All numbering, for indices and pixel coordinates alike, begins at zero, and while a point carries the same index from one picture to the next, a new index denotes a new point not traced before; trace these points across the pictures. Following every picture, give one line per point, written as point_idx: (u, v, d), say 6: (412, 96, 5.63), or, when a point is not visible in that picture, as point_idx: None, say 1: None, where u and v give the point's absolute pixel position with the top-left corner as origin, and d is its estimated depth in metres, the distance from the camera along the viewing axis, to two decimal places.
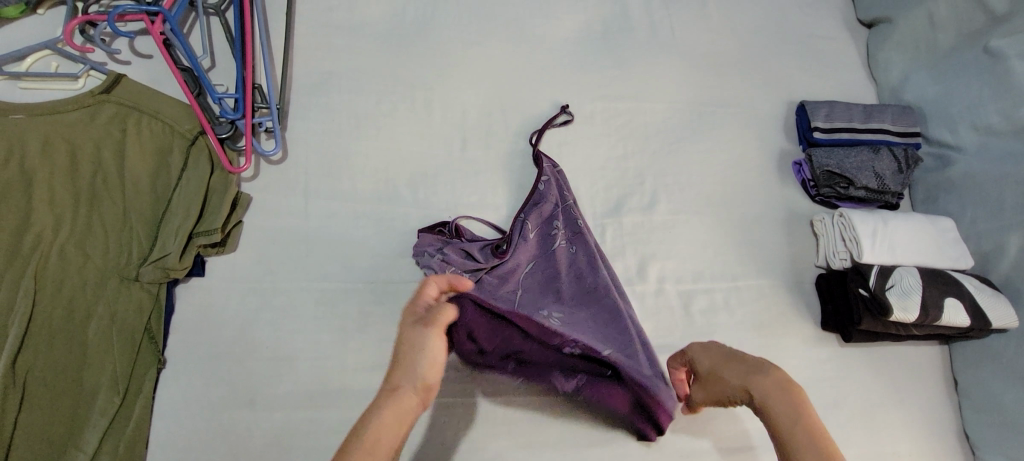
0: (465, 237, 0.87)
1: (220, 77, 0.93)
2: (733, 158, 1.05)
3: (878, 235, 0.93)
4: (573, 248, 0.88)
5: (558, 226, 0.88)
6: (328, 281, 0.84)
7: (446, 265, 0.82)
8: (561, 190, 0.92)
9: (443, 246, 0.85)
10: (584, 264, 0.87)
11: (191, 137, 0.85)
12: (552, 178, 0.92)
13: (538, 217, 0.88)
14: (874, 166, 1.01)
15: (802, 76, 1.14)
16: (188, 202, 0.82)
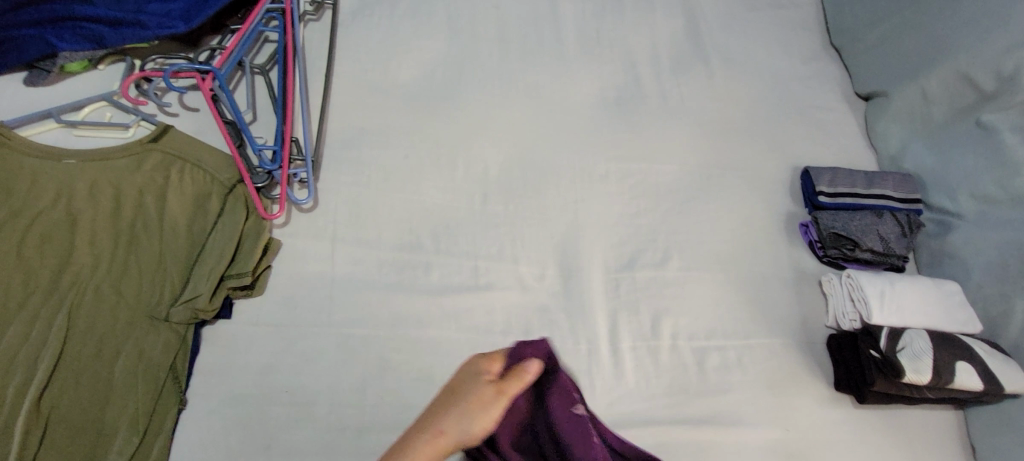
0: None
1: (261, 129, 1.00)
2: (741, 219, 1.09)
3: (886, 297, 0.95)
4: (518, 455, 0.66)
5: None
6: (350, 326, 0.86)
7: None
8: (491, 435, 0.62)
9: None
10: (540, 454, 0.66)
11: (230, 184, 0.90)
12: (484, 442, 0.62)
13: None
14: (878, 230, 1.05)
15: (805, 143, 1.21)
16: (221, 246, 0.85)
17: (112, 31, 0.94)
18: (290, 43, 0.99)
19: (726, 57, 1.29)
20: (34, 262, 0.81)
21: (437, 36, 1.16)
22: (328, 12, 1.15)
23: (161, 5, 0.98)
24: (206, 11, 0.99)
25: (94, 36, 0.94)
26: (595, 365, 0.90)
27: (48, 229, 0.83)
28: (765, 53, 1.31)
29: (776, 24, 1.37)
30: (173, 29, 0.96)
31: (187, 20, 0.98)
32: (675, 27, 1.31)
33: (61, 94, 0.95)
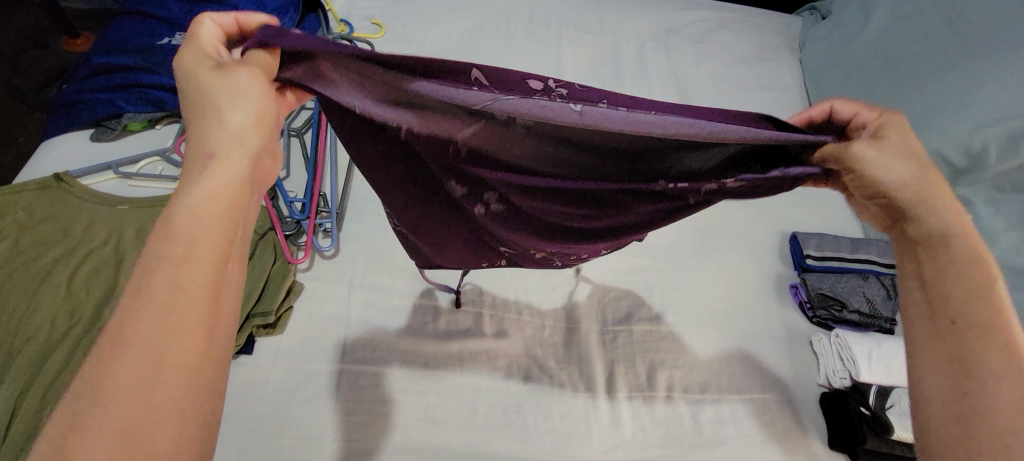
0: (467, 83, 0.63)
1: (293, 184, 1.10)
2: (734, 277, 1.16)
3: (873, 356, 1.00)
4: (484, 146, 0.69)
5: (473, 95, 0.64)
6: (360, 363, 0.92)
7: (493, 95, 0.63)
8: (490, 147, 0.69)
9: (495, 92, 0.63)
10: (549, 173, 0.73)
11: (261, 232, 0.98)
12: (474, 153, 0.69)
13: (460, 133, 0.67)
14: (864, 292, 1.11)
15: (793, 211, 1.29)
16: (249, 287, 0.93)
17: (172, 96, 1.09)
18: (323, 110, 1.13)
19: None
20: (80, 295, 0.89)
21: None
22: None
23: None
24: None
25: (156, 100, 1.08)
26: (593, 412, 0.94)
27: (97, 266, 0.91)
28: None
29: (765, 103, 1.50)
30: None
31: None
32: (670, 103, 1.44)
33: (120, 149, 1.07)
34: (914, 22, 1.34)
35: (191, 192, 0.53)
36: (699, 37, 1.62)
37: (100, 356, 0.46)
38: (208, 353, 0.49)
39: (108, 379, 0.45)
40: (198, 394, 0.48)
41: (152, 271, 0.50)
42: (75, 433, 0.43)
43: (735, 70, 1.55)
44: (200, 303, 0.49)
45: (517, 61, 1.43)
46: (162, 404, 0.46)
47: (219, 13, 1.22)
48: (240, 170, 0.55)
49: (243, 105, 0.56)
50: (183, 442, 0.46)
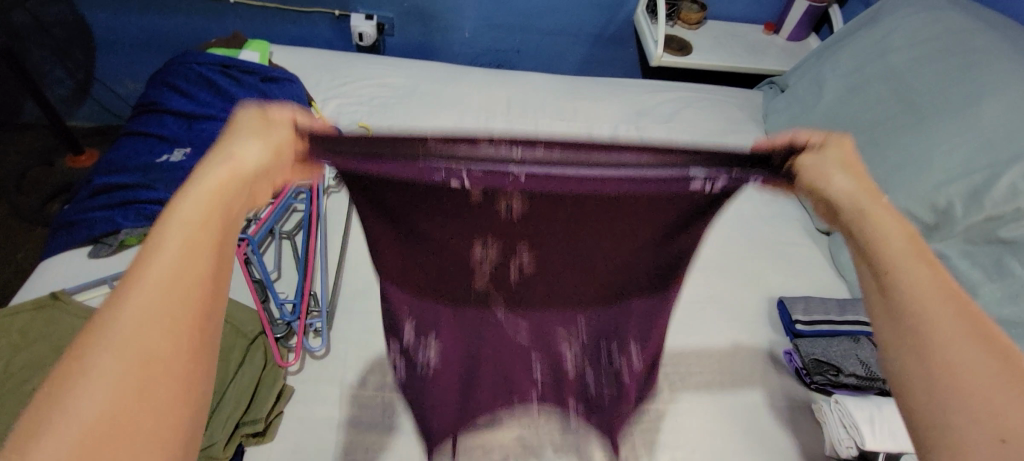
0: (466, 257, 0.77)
1: (284, 285, 1.12)
2: (725, 348, 1.16)
3: (876, 420, 0.98)
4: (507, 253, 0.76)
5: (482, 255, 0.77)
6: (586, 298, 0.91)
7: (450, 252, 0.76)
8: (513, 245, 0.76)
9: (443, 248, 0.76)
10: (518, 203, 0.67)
11: (252, 336, 0.99)
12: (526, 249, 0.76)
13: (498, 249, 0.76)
14: (858, 354, 1.10)
15: (777, 276, 1.31)
16: (238, 396, 0.92)
17: None
18: (314, 212, 1.19)
19: None
20: None
21: None
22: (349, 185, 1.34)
23: None
24: None
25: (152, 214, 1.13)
26: None
27: None
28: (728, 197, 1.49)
29: None
30: None
31: None
32: None
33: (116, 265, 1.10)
34: (865, 92, 1.44)
35: (226, 192, 0.47)
36: (668, 116, 1.72)
37: (82, 340, 0.39)
38: (197, 364, 0.41)
39: (91, 346, 0.38)
40: (187, 398, 0.40)
41: (179, 259, 0.43)
42: (32, 434, 0.35)
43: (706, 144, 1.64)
44: (194, 286, 0.43)
45: None
46: (155, 373, 0.39)
47: (216, 128, 1.31)
48: (241, 178, 0.49)
49: (260, 139, 0.51)
50: (184, 428, 0.40)
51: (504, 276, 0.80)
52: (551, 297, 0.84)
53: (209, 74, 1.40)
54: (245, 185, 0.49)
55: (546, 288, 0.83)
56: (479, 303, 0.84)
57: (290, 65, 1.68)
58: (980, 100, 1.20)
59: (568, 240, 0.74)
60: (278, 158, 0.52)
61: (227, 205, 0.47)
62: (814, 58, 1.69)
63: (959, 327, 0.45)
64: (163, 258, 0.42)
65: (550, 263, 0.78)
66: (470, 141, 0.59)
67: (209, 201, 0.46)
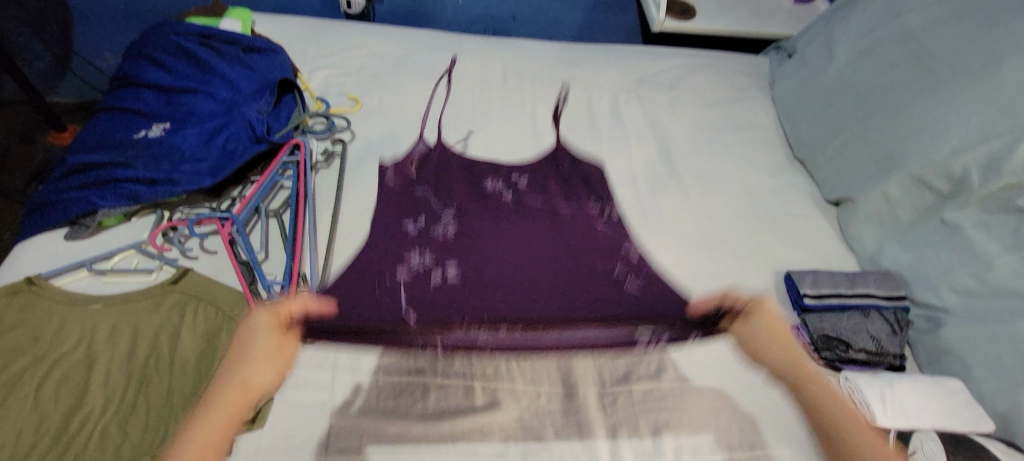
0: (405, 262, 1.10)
1: (271, 266, 1.07)
2: (732, 324, 1.12)
3: (887, 398, 0.95)
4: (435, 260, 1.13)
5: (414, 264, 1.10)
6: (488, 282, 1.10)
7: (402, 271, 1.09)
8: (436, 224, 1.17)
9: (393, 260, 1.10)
10: (446, 290, 1.08)
11: (240, 320, 0.96)
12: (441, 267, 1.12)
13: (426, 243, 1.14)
14: (868, 329, 1.07)
15: (784, 249, 1.26)
16: (226, 381, 0.88)
17: (147, 188, 1.07)
18: (301, 189, 1.14)
19: (698, 173, 1.40)
20: (48, 406, 0.85)
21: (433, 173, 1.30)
22: (338, 160, 1.28)
23: (192, 164, 1.12)
24: (229, 167, 1.14)
25: (130, 194, 1.06)
26: None
27: (66, 373, 0.88)
28: (733, 167, 1.43)
29: (743, 143, 1.51)
30: (199, 183, 1.10)
31: (214, 175, 1.12)
32: (648, 151, 1.44)
33: (94, 246, 1.05)
34: (878, 56, 1.37)
35: (231, 379, 0.89)
36: (671, 84, 1.65)
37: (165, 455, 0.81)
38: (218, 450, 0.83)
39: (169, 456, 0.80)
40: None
41: (202, 424, 0.84)
42: None
43: (710, 113, 1.57)
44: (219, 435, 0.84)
45: (493, 122, 1.44)
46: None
47: (195, 101, 1.23)
48: (252, 391, 0.89)
49: (258, 340, 0.94)
50: None
51: (457, 248, 1.15)
52: (500, 234, 1.19)
53: (187, 44, 1.31)
54: (252, 395, 0.89)
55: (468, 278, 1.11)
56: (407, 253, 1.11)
57: (273, 34, 1.59)
58: (1000, 64, 1.13)
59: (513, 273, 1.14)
60: (277, 371, 0.93)
61: (236, 403, 0.87)
62: (824, 20, 1.61)
63: (834, 406, 0.97)
64: (191, 435, 0.83)
65: (502, 254, 1.16)
66: (452, 331, 1.03)
67: (225, 389, 0.88)
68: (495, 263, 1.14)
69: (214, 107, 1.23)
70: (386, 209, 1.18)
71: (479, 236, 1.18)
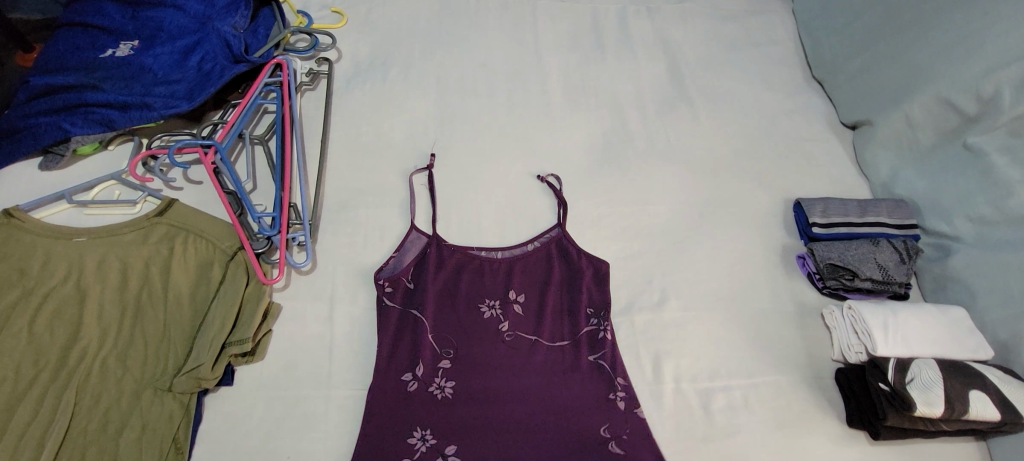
0: (419, 325, 0.93)
1: (261, 197, 1.03)
2: (737, 253, 1.10)
3: (889, 327, 0.94)
4: (454, 329, 0.95)
5: (428, 342, 0.92)
6: (508, 320, 0.97)
7: (416, 340, 0.92)
8: (447, 340, 0.94)
9: (403, 325, 0.93)
10: (451, 423, 0.87)
11: (231, 252, 0.92)
12: (457, 341, 0.94)
13: (439, 330, 0.94)
14: (876, 257, 1.04)
15: (795, 175, 1.21)
16: (222, 313, 0.86)
17: (121, 114, 0.99)
18: (287, 113, 1.04)
19: (710, 96, 1.31)
20: (44, 340, 0.84)
21: (427, 95, 1.21)
22: (324, 81, 1.19)
23: (166, 86, 1.04)
24: (208, 89, 1.05)
25: (105, 120, 0.99)
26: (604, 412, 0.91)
27: (58, 306, 0.86)
28: (747, 88, 1.34)
29: (759, 61, 1.40)
30: (177, 108, 1.01)
31: (191, 99, 1.03)
32: (657, 70, 1.34)
33: (75, 176, 1.01)
34: None
35: None
36: None
37: None
38: None
39: None
40: None
41: None
42: None
43: (725, 28, 1.45)
44: None
45: (490, 38, 1.33)
46: None
47: (164, 16, 1.11)
48: None
49: None
50: None
51: (460, 415, 0.88)
52: (502, 384, 0.92)
53: None
54: None
55: (478, 378, 0.91)
56: (410, 400, 0.88)
57: None
58: None
59: (512, 447, 0.86)
60: None
61: None
62: None
63: None
64: None
65: (497, 415, 0.89)
66: None
67: None
68: (513, 440, 0.87)
69: (186, 22, 1.12)
70: (385, 353, 0.91)
71: (489, 369, 0.93)
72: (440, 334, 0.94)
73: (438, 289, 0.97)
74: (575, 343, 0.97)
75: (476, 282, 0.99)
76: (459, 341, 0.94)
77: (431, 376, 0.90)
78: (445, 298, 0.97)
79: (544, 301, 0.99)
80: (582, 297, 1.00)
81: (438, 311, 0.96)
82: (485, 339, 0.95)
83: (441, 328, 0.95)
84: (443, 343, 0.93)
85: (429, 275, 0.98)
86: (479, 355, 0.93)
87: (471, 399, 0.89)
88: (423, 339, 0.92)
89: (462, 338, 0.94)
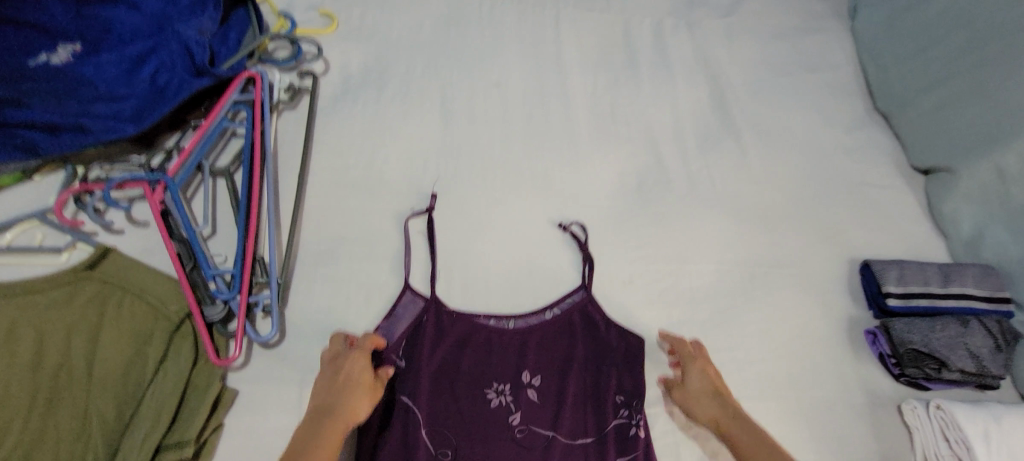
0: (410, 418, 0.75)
1: (220, 246, 0.84)
2: (795, 326, 0.91)
3: (992, 439, 0.77)
4: (452, 422, 0.76)
5: (420, 440, 0.74)
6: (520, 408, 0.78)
7: (405, 437, 0.74)
8: (444, 437, 0.75)
9: (390, 417, 0.75)
10: None
11: (177, 320, 0.74)
12: (457, 437, 0.76)
13: (434, 422, 0.76)
14: (967, 343, 0.86)
15: (860, 229, 1.03)
16: (159, 404, 0.70)
17: (48, 138, 0.81)
18: (258, 142, 0.85)
19: (760, 128, 1.12)
20: None
21: (429, 120, 1.02)
22: (307, 98, 1.00)
23: (109, 104, 0.85)
24: (161, 109, 0.87)
25: (26, 145, 0.81)
26: None
27: None
28: (802, 120, 1.15)
29: (816, 88, 1.21)
30: (120, 132, 0.84)
31: (138, 121, 0.85)
32: (699, 97, 1.15)
33: None
34: None
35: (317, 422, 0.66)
36: (730, 7, 1.31)
37: None
38: None
39: None
40: None
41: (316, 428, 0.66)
42: None
43: (775, 48, 1.26)
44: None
45: (506, 52, 1.14)
46: None
47: (115, 14, 0.89)
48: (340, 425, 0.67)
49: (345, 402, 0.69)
50: None
51: None
52: None
53: None
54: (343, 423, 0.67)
55: None
56: None
57: None
58: None
59: None
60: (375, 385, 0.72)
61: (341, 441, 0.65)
62: None
63: None
64: None
65: None
66: None
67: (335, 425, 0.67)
68: None
69: (140, 23, 0.90)
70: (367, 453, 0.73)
71: None
72: (434, 428, 0.76)
73: (434, 367, 0.79)
74: (601, 441, 0.78)
75: (480, 358, 0.81)
76: (459, 437, 0.76)
77: None
78: (443, 380, 0.79)
79: (563, 386, 0.80)
80: (610, 382, 0.81)
81: (434, 397, 0.78)
82: (490, 434, 0.76)
83: (436, 419, 0.76)
84: (438, 440, 0.75)
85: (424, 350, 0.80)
86: (482, 455, 0.75)
87: None
88: (414, 435, 0.74)
89: (463, 433, 0.76)
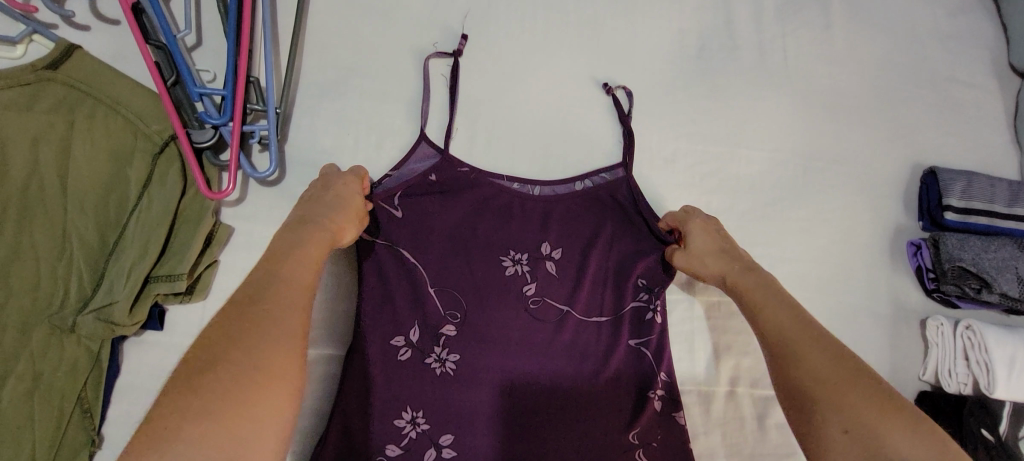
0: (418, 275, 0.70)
1: (207, 61, 0.71)
2: (837, 229, 0.84)
3: (1018, 362, 0.74)
4: (462, 284, 0.71)
5: (427, 298, 0.70)
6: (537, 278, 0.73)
7: (411, 294, 0.70)
8: (453, 298, 0.71)
9: (396, 272, 0.70)
10: (445, 406, 0.67)
11: (160, 142, 0.64)
12: (467, 300, 0.71)
13: (443, 283, 0.71)
14: (1018, 267, 0.80)
15: (934, 132, 0.91)
16: (146, 234, 0.63)
17: None
18: None
19: None
20: None
21: None
22: None
23: None
24: None
25: None
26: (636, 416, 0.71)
27: None
28: None
29: None
30: None
31: None
32: None
33: None
34: None
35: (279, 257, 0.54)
36: None
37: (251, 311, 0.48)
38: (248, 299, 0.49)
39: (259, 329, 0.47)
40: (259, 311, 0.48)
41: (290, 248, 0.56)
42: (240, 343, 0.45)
43: None
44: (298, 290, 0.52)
45: None
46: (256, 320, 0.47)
47: None
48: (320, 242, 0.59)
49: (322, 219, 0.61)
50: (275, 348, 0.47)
51: (458, 397, 0.68)
52: (517, 363, 0.70)
53: None
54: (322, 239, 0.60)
55: (487, 353, 0.70)
56: (396, 372, 0.67)
57: None
58: None
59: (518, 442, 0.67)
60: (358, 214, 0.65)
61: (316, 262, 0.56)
62: None
63: None
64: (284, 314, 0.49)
65: (505, 403, 0.69)
66: None
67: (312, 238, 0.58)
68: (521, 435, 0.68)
69: None
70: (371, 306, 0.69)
71: (503, 340, 0.70)
72: (443, 289, 0.71)
73: (446, 226, 0.72)
74: (617, 321, 0.73)
75: (498, 222, 0.74)
76: (469, 301, 0.71)
77: (426, 343, 0.69)
78: (456, 240, 0.72)
79: (584, 260, 0.74)
80: (634, 264, 0.75)
81: (444, 256, 0.72)
82: (502, 301, 0.72)
83: (446, 279, 0.71)
84: (447, 301, 0.70)
85: (437, 207, 0.72)
86: (492, 320, 0.71)
87: (475, 379, 0.69)
88: (420, 292, 0.70)
89: (474, 296, 0.71)
